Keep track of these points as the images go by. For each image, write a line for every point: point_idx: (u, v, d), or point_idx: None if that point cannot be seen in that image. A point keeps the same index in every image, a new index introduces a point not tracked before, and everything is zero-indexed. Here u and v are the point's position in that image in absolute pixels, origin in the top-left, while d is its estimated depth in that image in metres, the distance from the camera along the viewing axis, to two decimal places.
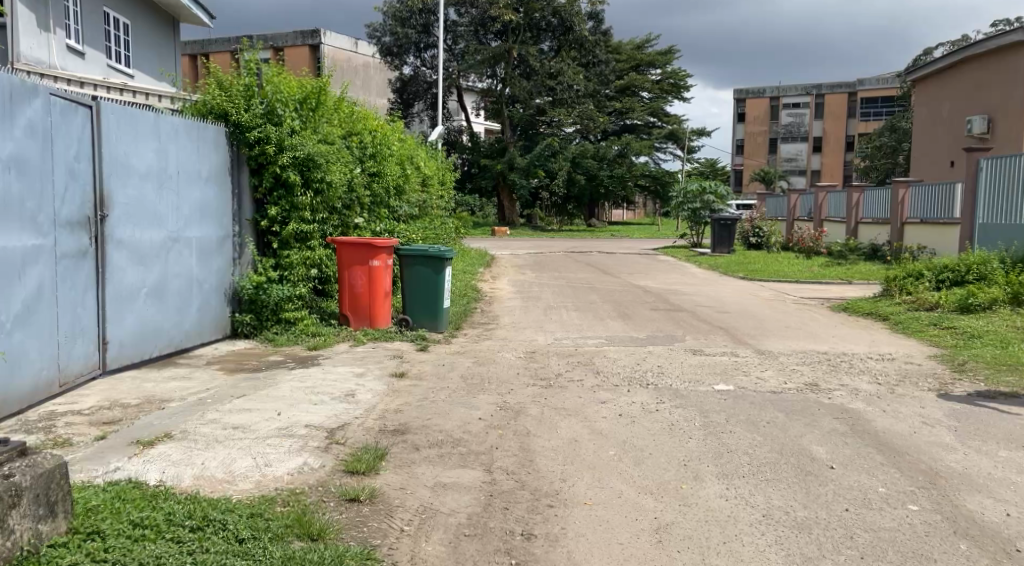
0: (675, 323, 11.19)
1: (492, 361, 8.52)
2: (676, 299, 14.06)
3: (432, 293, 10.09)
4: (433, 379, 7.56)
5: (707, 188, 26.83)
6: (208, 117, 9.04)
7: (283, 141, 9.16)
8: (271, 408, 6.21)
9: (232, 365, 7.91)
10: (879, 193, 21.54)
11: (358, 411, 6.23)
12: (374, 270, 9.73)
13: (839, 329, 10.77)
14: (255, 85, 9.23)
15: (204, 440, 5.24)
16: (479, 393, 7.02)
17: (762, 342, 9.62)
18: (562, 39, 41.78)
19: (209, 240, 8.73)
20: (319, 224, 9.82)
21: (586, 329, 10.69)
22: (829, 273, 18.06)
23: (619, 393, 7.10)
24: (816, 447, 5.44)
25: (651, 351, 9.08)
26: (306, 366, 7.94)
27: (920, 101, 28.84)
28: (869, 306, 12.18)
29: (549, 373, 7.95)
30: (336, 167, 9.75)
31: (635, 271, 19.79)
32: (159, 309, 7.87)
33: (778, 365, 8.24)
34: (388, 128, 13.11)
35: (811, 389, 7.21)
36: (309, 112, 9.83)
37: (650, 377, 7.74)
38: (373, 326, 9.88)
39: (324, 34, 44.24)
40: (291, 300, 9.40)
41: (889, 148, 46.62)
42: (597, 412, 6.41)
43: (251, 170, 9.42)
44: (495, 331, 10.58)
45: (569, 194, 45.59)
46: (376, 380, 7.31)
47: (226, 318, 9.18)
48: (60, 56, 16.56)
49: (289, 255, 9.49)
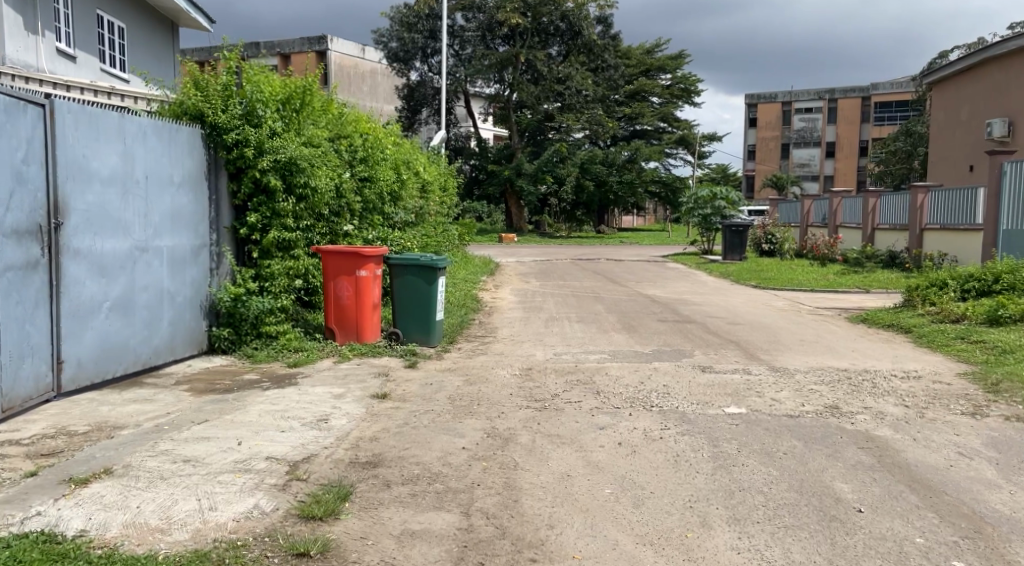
0: (684, 336, 10.54)
1: (485, 379, 7.91)
2: (686, 310, 13.42)
3: (424, 305, 9.50)
4: (418, 400, 6.94)
5: (718, 194, 26.19)
6: (183, 118, 8.49)
7: (263, 143, 8.61)
8: (233, 436, 5.61)
9: (203, 385, 7.33)
10: (896, 198, 20.81)
11: (328, 440, 5.63)
12: (361, 280, 9.15)
13: (859, 343, 10.10)
14: (234, 85, 8.67)
15: (147, 477, 4.66)
16: (466, 417, 6.40)
17: (777, 357, 8.96)
18: (571, 43, 41.27)
19: (183, 250, 8.17)
20: (303, 231, 9.27)
21: (589, 343, 10.06)
22: (845, 282, 17.36)
23: (620, 417, 6.46)
24: (841, 485, 4.79)
25: (657, 367, 8.44)
26: (282, 385, 7.34)
27: (937, 104, 28.06)
28: (890, 318, 11.53)
29: (545, 393, 7.33)
30: (321, 171, 9.19)
31: (642, 279, 19.15)
32: (126, 325, 7.31)
33: (795, 385, 7.58)
34: (382, 132, 12.56)
35: (832, 414, 6.54)
36: (293, 113, 9.27)
37: (655, 398, 7.10)
38: (361, 340, 9.27)
39: (331, 39, 43.99)
40: (272, 312, 8.85)
41: (904, 153, 45.73)
42: (594, 440, 5.79)
43: (230, 174, 8.86)
44: (492, 345, 9.97)
45: (578, 201, 44.93)
46: (355, 403, 6.70)
47: (203, 332, 8.60)
48: (51, 61, 16.17)
49: (270, 265, 8.92)
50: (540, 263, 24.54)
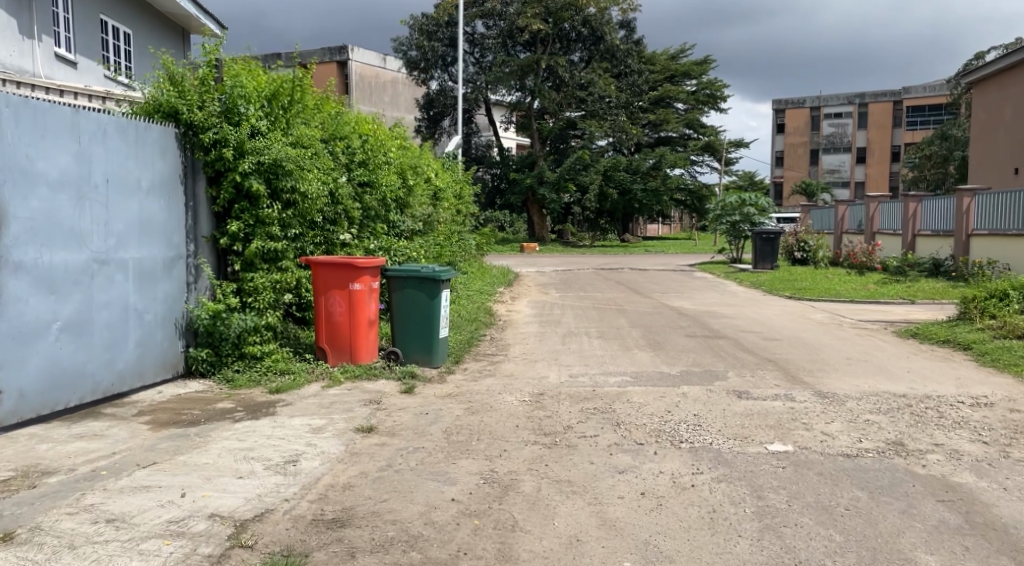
0: (715, 354, 9.49)
1: (489, 407, 6.93)
2: (715, 323, 12.36)
3: (424, 321, 8.56)
4: (409, 435, 5.97)
5: (747, 201, 25.01)
6: (156, 117, 7.66)
7: (244, 144, 7.75)
8: (179, 485, 4.70)
9: (168, 416, 6.44)
10: (940, 203, 19.56)
11: (292, 490, 4.71)
12: (355, 294, 8.26)
13: (914, 362, 8.99)
14: (212, 79, 7.84)
15: (53, 545, 3.80)
16: (462, 457, 5.43)
17: (823, 381, 7.87)
18: (593, 49, 40.41)
19: (153, 262, 7.31)
20: (292, 241, 8.40)
21: (608, 362, 9.04)
22: (887, 292, 16.20)
23: (643, 457, 5.45)
24: (925, 558, 3.82)
25: (685, 393, 7.41)
26: (256, 416, 6.43)
27: (977, 104, 26.68)
28: (945, 333, 10.42)
29: (556, 425, 6.34)
30: (311, 174, 8.33)
31: (669, 290, 18.08)
32: (81, 348, 6.48)
33: (847, 415, 6.53)
34: (386, 135, 11.73)
35: (897, 453, 5.50)
36: (281, 111, 8.43)
37: (684, 432, 6.09)
38: (355, 361, 8.35)
39: (352, 50, 43.43)
40: (256, 331, 7.98)
41: (940, 157, 44.10)
42: (612, 488, 4.81)
43: (208, 178, 7.98)
44: (502, 364, 9.01)
45: (602, 209, 43.85)
46: (334, 439, 5.77)
47: (178, 353, 7.73)
48: (49, 67, 15.44)
49: (254, 278, 8.03)
50: (561, 273, 23.53)
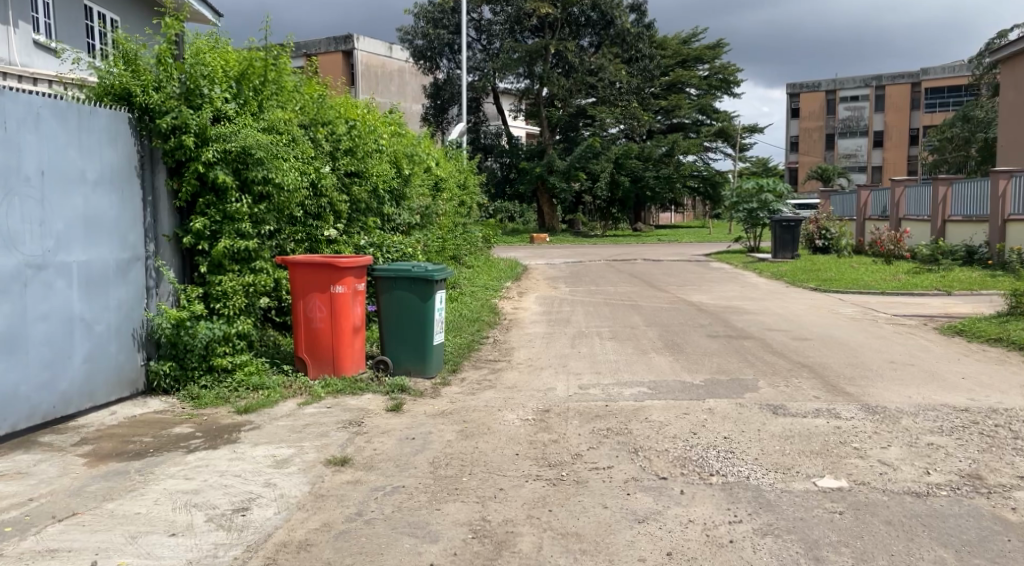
0: (742, 358, 8.54)
1: (486, 430, 5.99)
2: (739, 321, 11.36)
3: (416, 326, 7.67)
4: (388, 469, 5.04)
5: (764, 186, 23.91)
6: (106, 101, 6.74)
7: (207, 130, 6.82)
8: (94, 548, 3.81)
9: (112, 445, 5.51)
10: (972, 186, 18.46)
11: (236, 552, 3.82)
12: (337, 298, 7.35)
13: (967, 366, 8.01)
14: (170, 57, 6.90)
15: None
16: (449, 500, 4.50)
17: (869, 393, 6.89)
18: (604, 34, 39.08)
19: (103, 265, 6.40)
20: (266, 238, 7.50)
21: (623, 370, 8.10)
22: (921, 282, 15.14)
23: (668, 499, 4.51)
24: None
25: (712, 409, 6.45)
26: (215, 444, 5.53)
27: (1006, 83, 25.41)
28: (998, 331, 9.48)
29: (563, 452, 5.42)
30: (285, 162, 7.40)
31: (684, 283, 17.07)
32: (13, 366, 5.60)
33: (905, 438, 5.57)
34: (376, 119, 10.78)
35: (975, 491, 4.58)
36: (251, 92, 7.49)
37: (714, 462, 5.15)
38: (338, 373, 7.45)
39: (357, 38, 42.53)
40: (226, 341, 7.08)
41: (961, 139, 42.62)
42: (631, 547, 3.89)
43: (168, 169, 7.04)
44: (503, 373, 8.09)
45: (613, 197, 42.84)
46: (301, 476, 4.85)
47: (138, 367, 6.84)
48: (27, 54, 14.52)
49: (221, 281, 7.10)
50: (572, 265, 22.53)
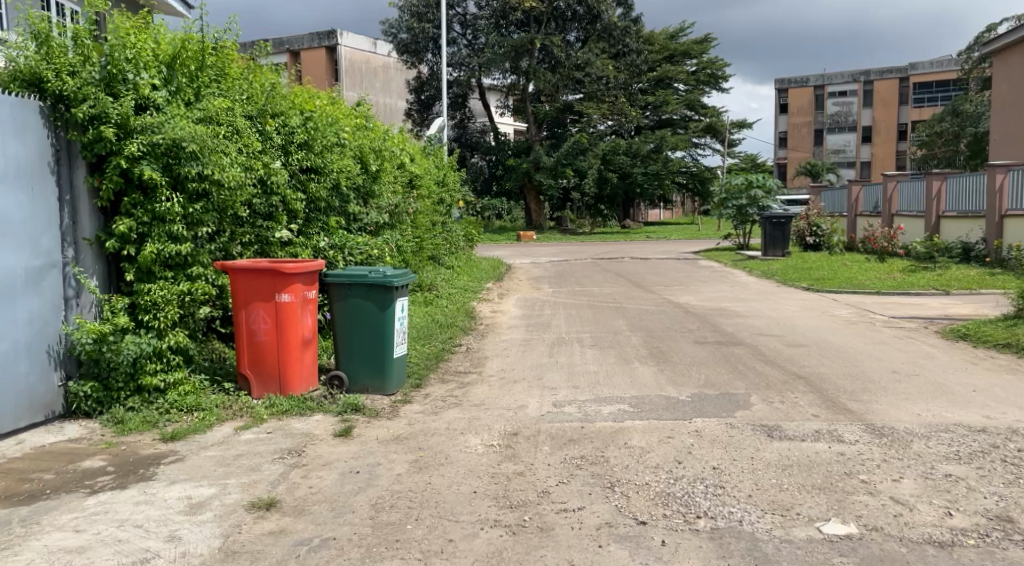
0: (733, 369, 7.83)
1: (443, 460, 5.26)
2: (728, 324, 10.67)
3: (372, 337, 6.93)
4: (322, 514, 4.30)
5: (754, 182, 23.23)
6: (15, 87, 5.97)
7: (130, 120, 6.08)
8: None
9: (4, 485, 4.73)
10: (967, 180, 17.86)
11: None
12: (283, 308, 6.59)
13: (976, 377, 7.34)
14: (88, 39, 6.13)
15: None
16: (388, 558, 3.77)
17: (873, 410, 6.19)
18: (589, 28, 37.97)
19: (7, 274, 5.61)
20: (205, 241, 6.73)
21: (603, 383, 7.36)
22: (917, 281, 14.51)
23: (647, 554, 3.79)
24: None
25: (700, 432, 5.72)
26: (125, 482, 4.77)
27: (998, 75, 24.98)
28: (1004, 335, 8.85)
29: (528, 488, 4.70)
30: (223, 156, 6.61)
31: (671, 283, 16.35)
32: None
33: (919, 467, 4.88)
34: (337, 112, 9.99)
35: (1007, 538, 3.89)
36: (184, 79, 6.73)
37: (701, 501, 4.44)
38: (285, 391, 6.68)
39: (340, 34, 41.73)
40: (157, 357, 6.32)
41: (952, 134, 42.05)
42: None
43: (90, 165, 6.27)
44: (471, 389, 7.35)
45: (601, 194, 41.78)
46: (214, 525, 4.12)
47: (54, 388, 6.07)
48: None
49: (151, 290, 6.33)
50: (557, 264, 21.78)
